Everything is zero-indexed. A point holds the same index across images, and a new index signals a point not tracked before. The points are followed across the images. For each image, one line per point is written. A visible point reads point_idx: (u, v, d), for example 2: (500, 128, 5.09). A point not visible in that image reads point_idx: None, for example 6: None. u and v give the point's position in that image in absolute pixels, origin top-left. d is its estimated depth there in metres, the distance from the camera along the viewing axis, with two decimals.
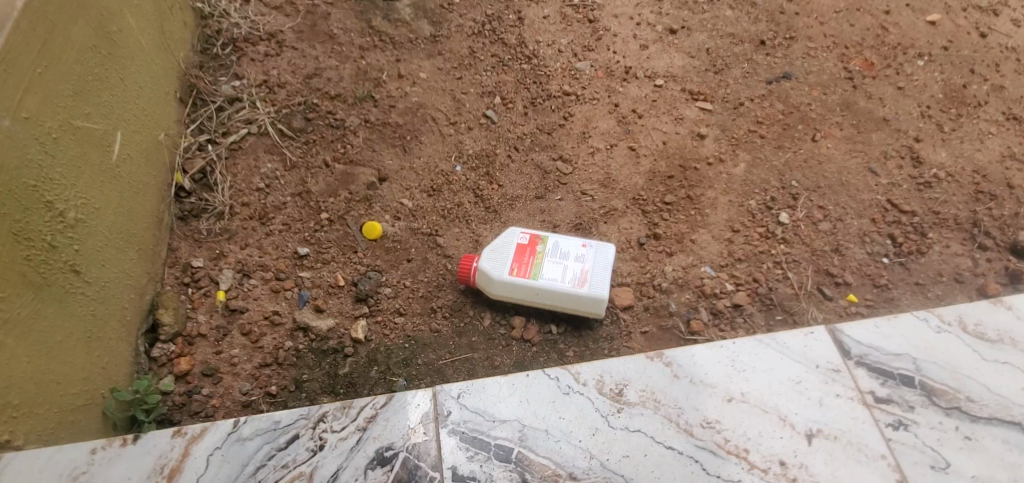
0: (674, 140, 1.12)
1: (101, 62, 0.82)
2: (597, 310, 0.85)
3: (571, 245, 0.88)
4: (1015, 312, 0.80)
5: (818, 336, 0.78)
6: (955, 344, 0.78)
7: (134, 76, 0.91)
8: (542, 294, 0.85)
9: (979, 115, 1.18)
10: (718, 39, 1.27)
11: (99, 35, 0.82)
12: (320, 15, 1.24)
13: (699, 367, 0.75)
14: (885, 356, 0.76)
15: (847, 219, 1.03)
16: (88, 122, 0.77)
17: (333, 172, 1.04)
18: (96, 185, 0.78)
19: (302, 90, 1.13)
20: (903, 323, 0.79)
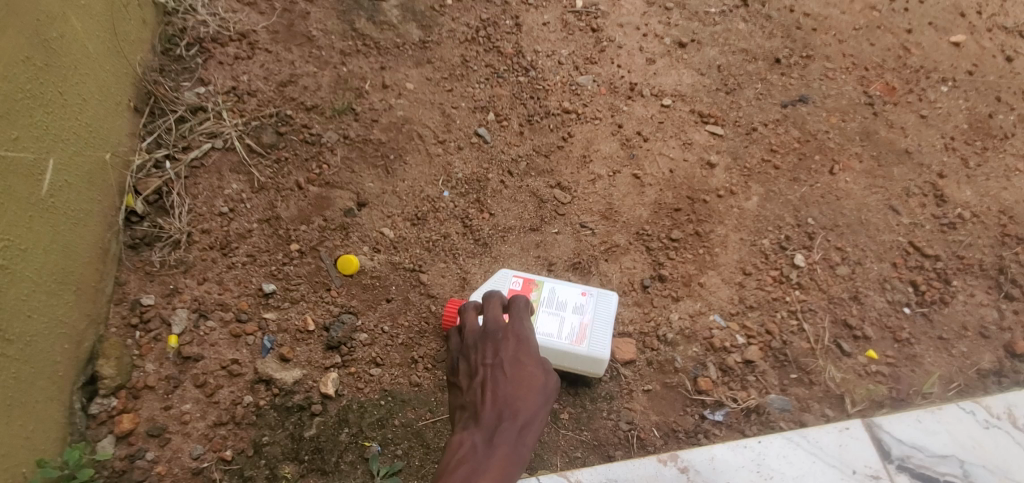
0: (682, 167, 1.03)
1: (34, 76, 0.72)
2: (596, 368, 0.78)
3: (569, 294, 0.80)
4: None
5: (852, 434, 0.74)
6: (997, 440, 0.74)
7: (75, 87, 0.80)
8: (536, 350, 0.78)
9: (1005, 148, 1.10)
10: (730, 56, 1.18)
11: (33, 45, 0.72)
12: (297, 14, 1.11)
13: (719, 472, 0.72)
14: (927, 459, 0.72)
15: (866, 262, 0.95)
16: (14, 149, 0.68)
17: (306, 195, 0.93)
18: (23, 223, 0.68)
19: (275, 99, 1.02)
20: (941, 418, 0.75)
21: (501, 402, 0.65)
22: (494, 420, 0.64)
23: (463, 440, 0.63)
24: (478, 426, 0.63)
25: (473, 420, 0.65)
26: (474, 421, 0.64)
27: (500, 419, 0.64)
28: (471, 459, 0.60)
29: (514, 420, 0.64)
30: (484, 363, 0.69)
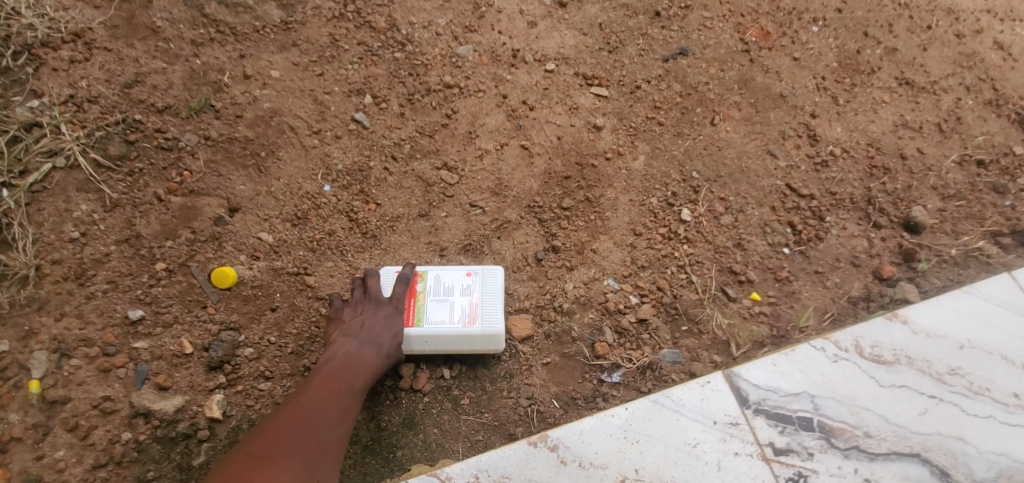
0: (569, 132, 1.03)
1: None
2: (495, 346, 0.79)
3: (454, 278, 0.81)
4: (911, 326, 0.81)
5: (715, 386, 0.78)
6: (853, 371, 0.79)
7: None
8: (433, 340, 0.78)
9: (872, 82, 1.16)
10: (613, 11, 1.15)
11: None
12: (137, 3, 0.99)
13: (587, 446, 0.74)
14: (784, 399, 0.77)
15: (748, 209, 0.99)
16: None
17: (169, 207, 0.87)
18: None
19: (121, 103, 0.93)
20: (800, 356, 0.80)
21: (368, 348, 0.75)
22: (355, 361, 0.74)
23: (326, 367, 0.74)
24: (343, 363, 0.74)
25: (341, 350, 0.75)
26: (341, 353, 0.75)
27: (360, 362, 0.74)
28: (326, 385, 0.73)
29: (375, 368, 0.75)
30: (368, 308, 0.78)
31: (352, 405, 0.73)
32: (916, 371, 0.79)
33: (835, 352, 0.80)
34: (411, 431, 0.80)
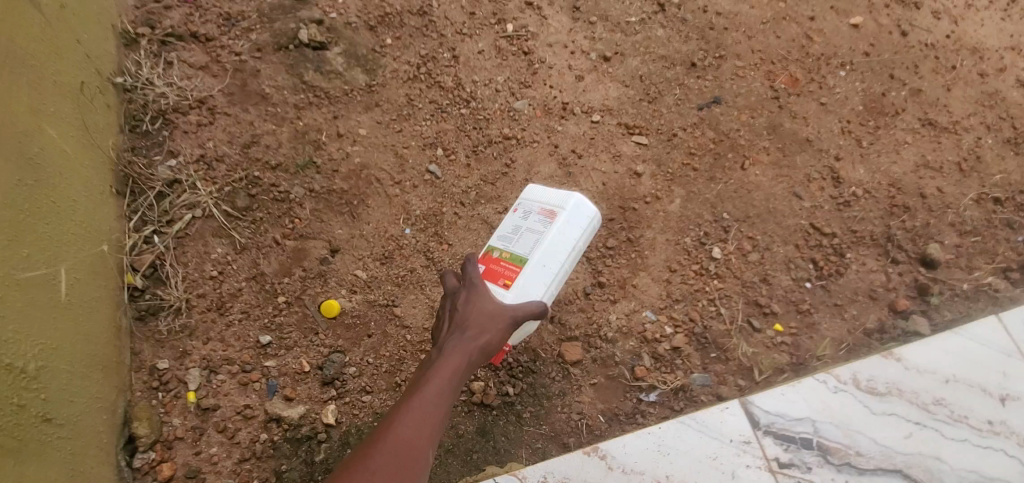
0: (613, 178, 1.17)
1: (28, 193, 0.81)
2: (588, 209, 0.86)
3: (510, 223, 0.90)
4: (905, 363, 0.93)
5: (732, 410, 0.91)
6: (851, 401, 0.91)
7: (66, 191, 0.90)
8: (548, 254, 0.84)
9: (896, 124, 1.25)
10: (652, 65, 1.30)
11: (20, 166, 0.81)
12: (249, 72, 1.23)
13: (629, 456, 0.89)
14: (789, 422, 0.90)
15: (774, 247, 1.11)
16: (27, 264, 0.78)
17: (284, 249, 1.07)
18: (49, 325, 0.79)
19: (241, 162, 1.14)
20: (806, 387, 0.93)
21: (478, 341, 0.79)
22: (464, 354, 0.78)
23: (437, 360, 0.78)
24: (455, 354, 0.78)
25: (451, 346, 0.79)
26: (451, 347, 0.79)
27: (466, 353, 0.78)
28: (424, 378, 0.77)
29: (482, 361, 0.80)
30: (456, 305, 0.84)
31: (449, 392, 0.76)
32: (907, 403, 0.90)
33: (836, 384, 0.92)
34: (483, 438, 0.97)
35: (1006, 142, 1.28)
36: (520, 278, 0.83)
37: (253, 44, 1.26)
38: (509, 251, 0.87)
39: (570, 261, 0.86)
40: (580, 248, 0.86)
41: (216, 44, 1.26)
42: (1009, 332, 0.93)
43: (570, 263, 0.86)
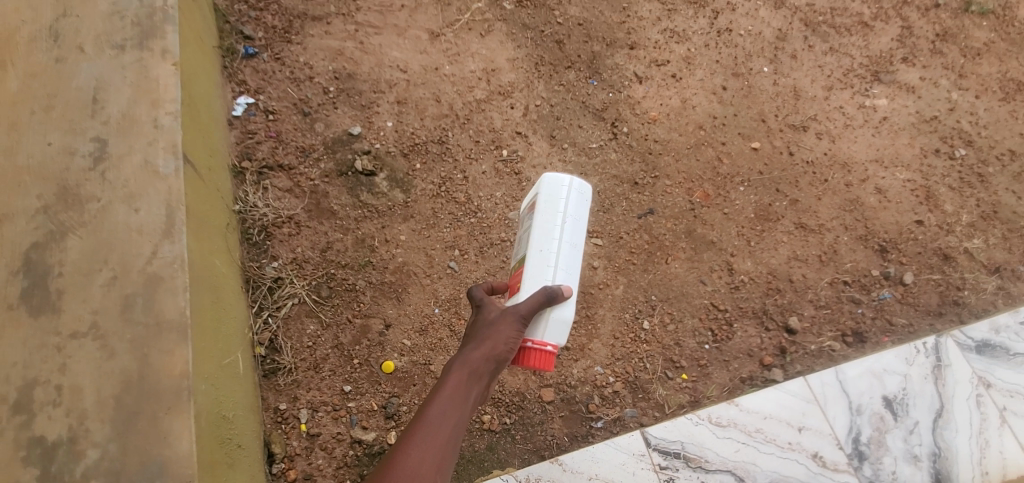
0: (578, 270, 1.69)
1: (220, 308, 1.35)
2: (558, 176, 1.20)
3: (520, 237, 1.27)
4: (742, 405, 1.45)
5: (635, 436, 1.43)
6: (707, 429, 1.43)
7: (230, 300, 1.43)
8: (542, 230, 1.18)
9: (777, 228, 1.78)
10: (606, 182, 1.83)
11: (215, 292, 1.34)
12: (321, 193, 1.75)
13: (573, 464, 1.42)
14: (668, 442, 1.42)
15: (684, 319, 1.64)
16: (225, 354, 1.31)
17: (355, 326, 1.61)
18: (236, 389, 1.33)
19: (322, 262, 1.67)
20: (681, 421, 1.44)
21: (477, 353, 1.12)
22: (465, 360, 1.13)
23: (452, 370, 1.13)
24: (460, 359, 1.14)
25: (463, 360, 1.13)
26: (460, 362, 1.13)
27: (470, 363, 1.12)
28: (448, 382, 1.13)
29: (481, 365, 1.12)
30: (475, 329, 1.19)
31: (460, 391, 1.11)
32: (740, 430, 1.43)
33: (699, 419, 1.44)
34: (490, 452, 1.51)
35: (859, 238, 1.80)
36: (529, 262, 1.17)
37: (323, 172, 1.79)
38: (515, 255, 1.25)
39: (564, 230, 1.18)
40: (569, 212, 1.19)
41: (297, 171, 1.78)
42: (809, 385, 1.46)
43: (566, 229, 1.18)
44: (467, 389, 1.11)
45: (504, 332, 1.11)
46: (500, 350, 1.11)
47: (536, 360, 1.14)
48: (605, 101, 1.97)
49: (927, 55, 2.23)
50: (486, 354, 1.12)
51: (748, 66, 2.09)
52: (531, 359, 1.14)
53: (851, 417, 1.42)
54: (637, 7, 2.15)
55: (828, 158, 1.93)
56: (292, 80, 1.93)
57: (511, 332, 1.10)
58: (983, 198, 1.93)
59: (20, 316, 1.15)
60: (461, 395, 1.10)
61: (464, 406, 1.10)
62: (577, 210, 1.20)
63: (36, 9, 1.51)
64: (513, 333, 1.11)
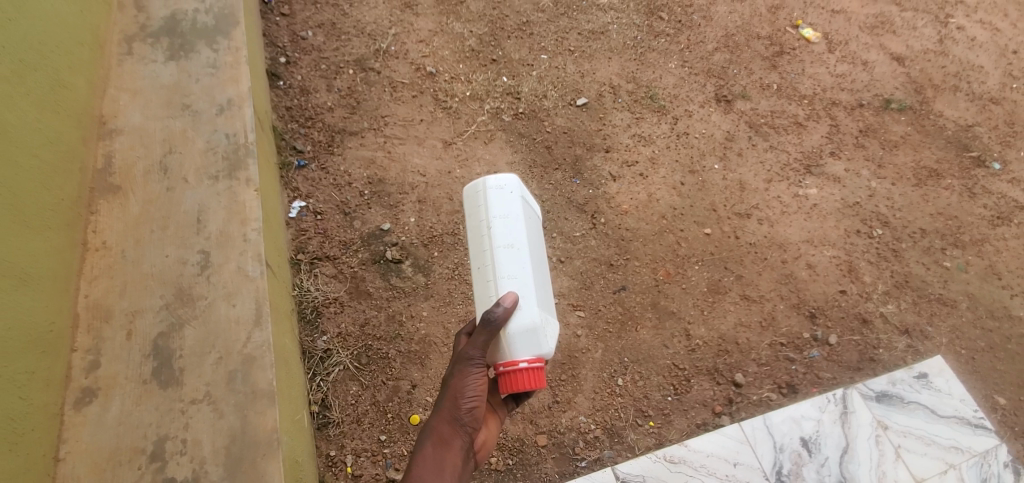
0: (565, 338, 2.12)
1: (290, 377, 1.78)
2: (473, 187, 1.47)
3: None
4: (690, 446, 1.93)
5: (610, 471, 1.90)
6: (664, 465, 1.89)
7: (295, 370, 1.86)
8: (476, 246, 1.44)
9: (726, 300, 2.24)
10: (587, 264, 2.28)
11: (287, 364, 1.78)
12: (359, 278, 2.20)
13: None
14: (635, 476, 1.88)
15: (651, 376, 2.07)
16: (295, 413, 1.73)
17: (388, 386, 2.03)
18: (302, 439, 1.74)
19: (361, 335, 2.10)
20: (644, 459, 1.91)
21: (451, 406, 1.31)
22: (431, 430, 1.31)
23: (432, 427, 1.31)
24: (426, 432, 1.32)
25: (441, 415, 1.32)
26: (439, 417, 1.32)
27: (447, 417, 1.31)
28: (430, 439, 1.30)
29: (446, 426, 1.30)
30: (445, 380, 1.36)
31: (445, 445, 1.29)
32: (689, 465, 1.89)
33: (658, 457, 1.91)
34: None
35: (792, 306, 2.23)
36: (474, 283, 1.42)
37: (361, 261, 2.24)
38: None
39: (490, 237, 1.40)
40: (489, 216, 1.42)
41: (340, 261, 2.23)
42: (741, 429, 1.96)
43: (490, 234, 1.40)
44: (441, 455, 1.27)
45: (454, 384, 1.30)
46: (456, 402, 1.30)
47: (528, 381, 1.28)
48: (587, 196, 2.44)
49: (852, 148, 2.69)
50: (445, 415, 1.31)
51: (702, 163, 2.56)
52: (522, 380, 1.28)
53: (774, 453, 1.92)
54: (611, 117, 2.65)
55: (767, 240, 2.39)
56: (335, 186, 2.40)
57: (458, 380, 1.30)
58: (897, 269, 2.35)
59: (154, 388, 1.58)
60: (437, 460, 1.26)
61: (443, 472, 1.25)
62: (499, 211, 1.42)
63: (150, 148, 1.97)
64: (467, 376, 1.30)
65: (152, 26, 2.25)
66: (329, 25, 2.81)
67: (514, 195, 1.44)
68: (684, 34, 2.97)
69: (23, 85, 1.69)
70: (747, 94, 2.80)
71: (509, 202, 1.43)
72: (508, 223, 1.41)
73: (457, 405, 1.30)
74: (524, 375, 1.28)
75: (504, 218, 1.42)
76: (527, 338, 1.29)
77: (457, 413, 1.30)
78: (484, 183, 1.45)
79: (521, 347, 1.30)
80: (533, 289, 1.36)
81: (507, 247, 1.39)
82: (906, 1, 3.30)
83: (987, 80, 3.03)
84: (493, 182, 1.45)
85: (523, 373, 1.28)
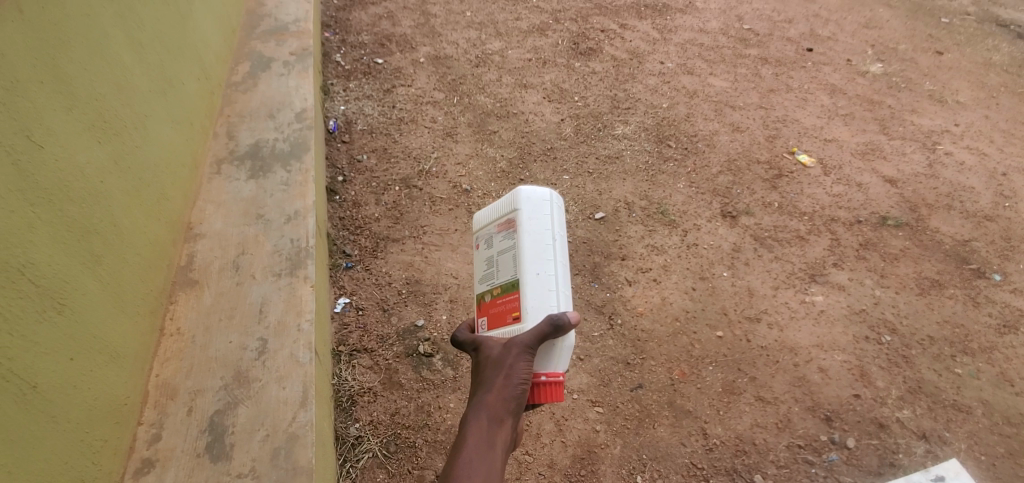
0: (585, 433, 2.22)
1: (326, 459, 1.91)
2: (541, 197, 1.66)
3: (506, 259, 1.62)
4: None
5: None
6: None
7: (331, 453, 1.99)
8: (536, 251, 1.59)
9: (741, 400, 2.33)
10: (605, 362, 2.43)
11: (324, 446, 1.92)
12: (393, 369, 2.38)
13: None
14: None
15: (669, 474, 2.14)
16: None
17: (414, 474, 2.12)
18: None
19: (391, 423, 2.23)
20: None
21: (502, 389, 1.39)
22: (481, 408, 1.38)
23: (480, 407, 1.38)
24: (474, 411, 1.39)
25: (490, 396, 1.39)
26: (488, 398, 1.39)
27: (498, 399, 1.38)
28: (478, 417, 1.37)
29: (498, 406, 1.38)
30: (489, 362, 1.44)
31: (494, 424, 1.37)
32: None
33: None
34: None
35: (808, 409, 2.32)
36: (531, 283, 1.54)
37: (395, 353, 2.44)
38: (503, 278, 1.61)
39: (554, 251, 1.61)
40: (553, 229, 1.64)
41: (376, 352, 2.43)
42: None
43: (554, 246, 1.61)
44: (492, 434, 1.35)
45: (510, 367, 1.40)
46: (511, 385, 1.39)
47: (556, 390, 1.49)
48: (604, 299, 2.64)
49: (854, 260, 2.88)
50: (499, 395, 1.38)
51: (711, 271, 2.78)
52: (551, 391, 1.49)
53: None
54: (626, 229, 2.94)
55: (778, 343, 2.52)
56: (376, 284, 2.67)
57: (512, 368, 1.40)
58: (909, 375, 2.44)
59: (206, 460, 1.72)
60: (487, 436, 1.34)
61: (494, 448, 1.34)
62: (558, 230, 1.66)
63: (226, 250, 2.29)
64: (523, 363, 1.41)
65: (239, 152, 2.71)
66: (381, 150, 3.29)
67: (563, 219, 1.70)
68: (690, 159, 3.36)
69: (142, 195, 2.04)
70: (750, 211, 3.08)
71: (563, 222, 1.68)
72: (561, 242, 1.65)
73: (508, 388, 1.39)
74: (556, 384, 1.49)
75: (560, 236, 1.65)
76: (570, 353, 1.50)
77: (509, 396, 1.39)
78: (550, 200, 1.68)
79: (562, 360, 1.49)
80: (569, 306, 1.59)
81: (563, 264, 1.62)
82: (893, 131, 3.67)
83: (979, 199, 3.26)
84: (554, 201, 1.68)
85: (555, 381, 1.49)
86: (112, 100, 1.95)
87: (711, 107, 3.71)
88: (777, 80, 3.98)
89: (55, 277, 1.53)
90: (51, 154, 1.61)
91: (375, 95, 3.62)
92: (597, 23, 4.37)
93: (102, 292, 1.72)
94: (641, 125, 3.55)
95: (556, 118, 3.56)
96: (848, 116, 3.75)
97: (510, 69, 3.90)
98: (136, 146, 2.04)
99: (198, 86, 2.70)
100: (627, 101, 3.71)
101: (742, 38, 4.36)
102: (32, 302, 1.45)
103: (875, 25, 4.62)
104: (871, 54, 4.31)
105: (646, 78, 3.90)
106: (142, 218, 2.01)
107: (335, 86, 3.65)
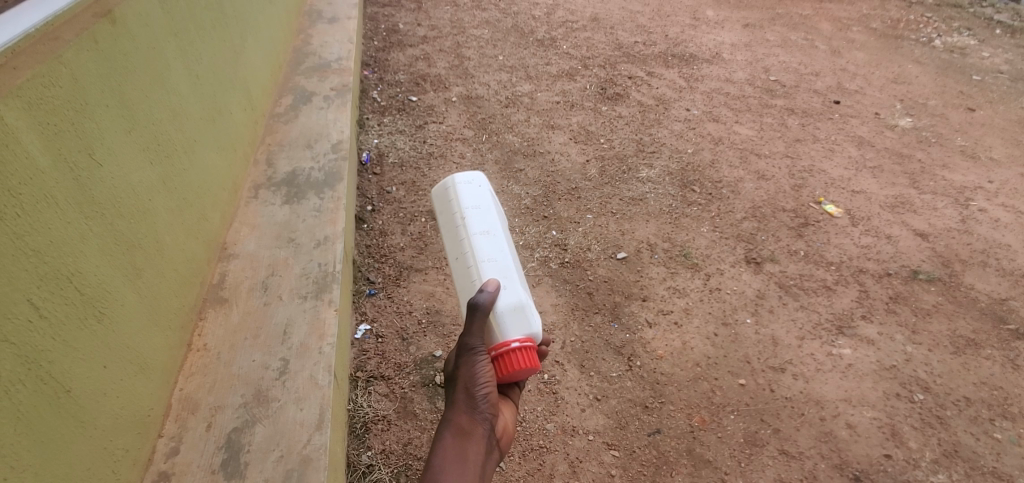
0: (600, 476, 2.16)
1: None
2: (444, 188, 1.73)
3: None
4: None
5: None
6: None
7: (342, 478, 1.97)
8: (452, 238, 1.65)
9: (764, 452, 2.25)
10: (623, 404, 2.38)
11: (336, 470, 1.91)
12: (408, 398, 2.38)
13: None
14: None
15: None
16: None
17: None
18: None
19: (403, 453, 2.21)
20: None
21: (461, 402, 1.38)
22: (448, 425, 1.38)
23: (447, 423, 1.38)
24: (443, 427, 1.39)
25: (455, 411, 1.38)
26: (454, 415, 1.38)
27: (461, 413, 1.37)
28: (446, 437, 1.36)
29: (462, 418, 1.37)
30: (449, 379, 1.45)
31: (462, 440, 1.35)
32: None
33: None
34: None
35: (835, 466, 2.23)
36: (459, 268, 1.60)
37: (411, 382, 2.44)
38: None
39: (468, 227, 1.63)
40: (462, 208, 1.67)
41: (393, 380, 2.43)
42: None
43: (465, 225, 1.63)
44: (463, 447, 1.34)
45: (463, 373, 1.38)
46: (471, 389, 1.37)
47: (524, 359, 1.39)
48: (624, 340, 2.61)
49: (883, 313, 2.81)
50: (461, 402, 1.37)
51: (734, 317, 2.73)
52: (516, 361, 1.39)
53: None
54: (648, 270, 2.93)
55: (803, 395, 2.44)
56: (397, 312, 2.70)
57: (467, 372, 1.38)
58: (944, 437, 2.34)
59: (220, 478, 1.72)
60: (455, 452, 1.34)
61: (467, 463, 1.33)
62: (473, 205, 1.67)
63: (257, 270, 2.37)
64: (477, 363, 1.38)
65: (276, 178, 2.83)
66: (410, 182, 3.39)
67: (483, 193, 1.70)
68: (714, 204, 3.36)
69: (184, 213, 2.13)
70: (775, 258, 3.05)
71: (472, 195, 1.69)
72: (478, 215, 1.65)
73: (469, 396, 1.37)
74: (517, 353, 1.39)
75: (476, 208, 1.66)
76: (510, 318, 1.44)
77: (474, 402, 1.37)
78: (457, 182, 1.71)
79: (510, 328, 1.43)
80: (509, 272, 1.54)
81: (483, 232, 1.61)
82: (924, 185, 3.63)
83: (1016, 257, 3.17)
84: (461, 180, 1.72)
85: (520, 349, 1.40)
86: (166, 124, 2.07)
87: (737, 154, 3.74)
88: (804, 130, 4.01)
89: (98, 287, 1.60)
90: (108, 172, 1.71)
91: (407, 130, 3.75)
92: (624, 70, 4.51)
93: (138, 305, 1.79)
94: (665, 169, 3.59)
95: (582, 159, 3.63)
96: (876, 168, 3.72)
97: (539, 110, 4.02)
98: (182, 168, 2.15)
99: (244, 115, 2.85)
100: (652, 145, 3.78)
101: (768, 89, 4.42)
102: (76, 309, 1.52)
103: (903, 81, 4.65)
104: (899, 108, 4.32)
105: (671, 124, 3.97)
106: (181, 236, 2.09)
107: (370, 120, 3.81)
